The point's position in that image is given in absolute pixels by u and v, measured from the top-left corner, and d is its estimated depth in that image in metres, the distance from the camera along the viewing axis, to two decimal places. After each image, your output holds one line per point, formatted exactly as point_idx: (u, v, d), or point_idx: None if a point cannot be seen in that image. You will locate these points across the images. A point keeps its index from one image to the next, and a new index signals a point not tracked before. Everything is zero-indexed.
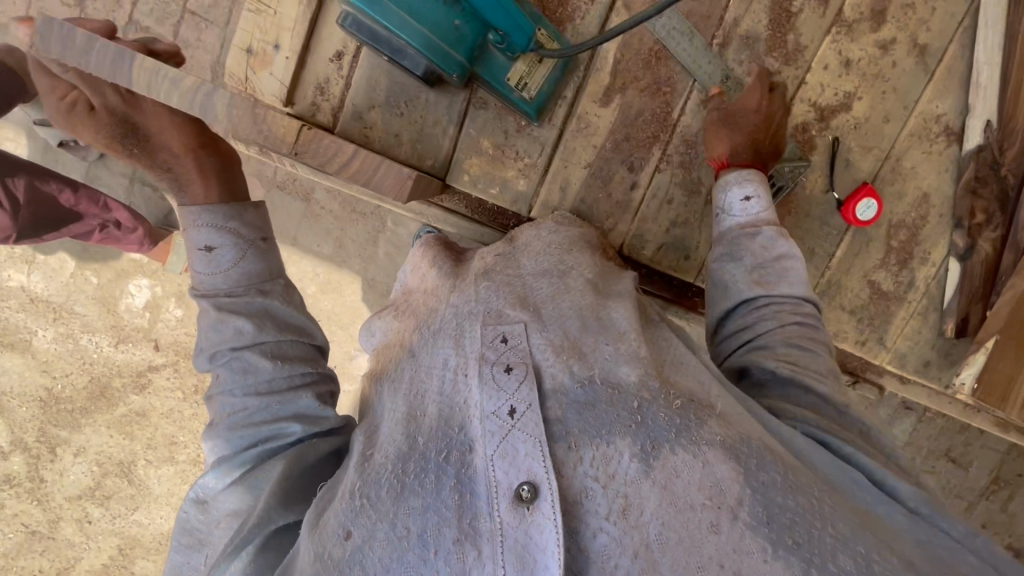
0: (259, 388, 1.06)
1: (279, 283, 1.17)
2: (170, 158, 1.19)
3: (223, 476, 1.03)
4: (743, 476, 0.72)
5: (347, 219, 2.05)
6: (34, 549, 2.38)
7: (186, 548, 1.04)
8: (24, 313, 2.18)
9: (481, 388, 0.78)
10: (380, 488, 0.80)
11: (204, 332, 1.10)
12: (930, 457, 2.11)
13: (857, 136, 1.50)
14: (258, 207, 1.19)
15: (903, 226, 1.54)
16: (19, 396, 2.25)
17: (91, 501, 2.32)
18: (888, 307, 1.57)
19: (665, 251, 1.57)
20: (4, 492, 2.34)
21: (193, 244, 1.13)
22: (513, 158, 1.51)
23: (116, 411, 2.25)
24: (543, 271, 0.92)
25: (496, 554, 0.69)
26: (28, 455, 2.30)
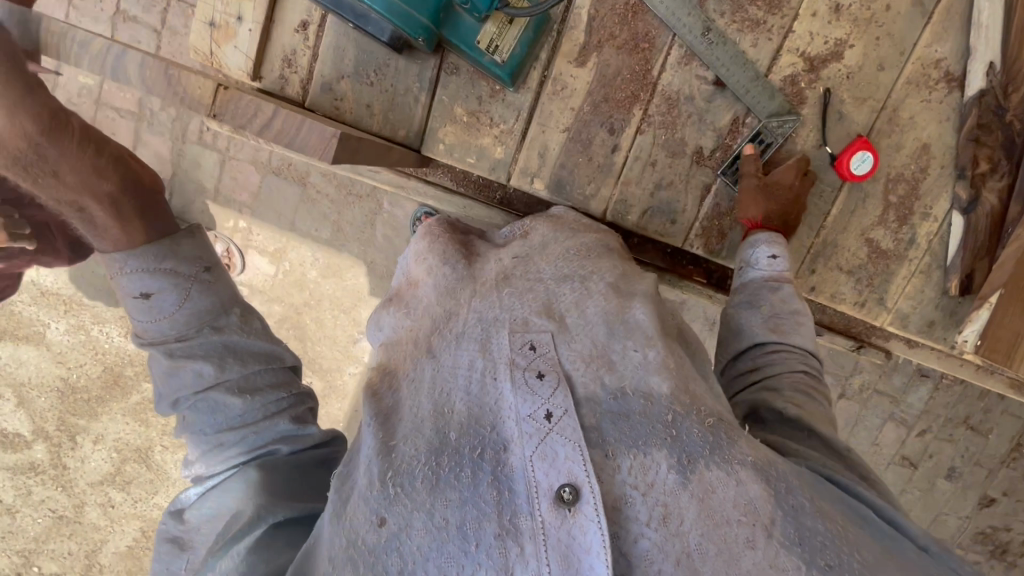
0: (230, 423, 1.11)
1: (234, 317, 1.18)
2: (86, 199, 1.17)
3: (202, 489, 1.11)
4: (774, 496, 0.76)
5: (343, 202, 2.06)
6: (63, 532, 2.44)
7: (166, 556, 1.08)
8: (37, 306, 2.23)
9: (516, 393, 0.78)
10: (413, 479, 0.79)
11: (160, 377, 1.12)
12: (948, 425, 2.16)
13: (850, 86, 1.46)
14: (196, 237, 1.22)
15: (902, 180, 1.49)
16: (38, 387, 2.31)
17: (113, 486, 2.37)
18: (888, 266, 1.53)
19: (650, 216, 1.53)
20: (31, 480, 2.40)
21: (129, 292, 1.14)
22: (488, 124, 1.50)
23: (131, 399, 2.29)
24: (564, 277, 0.90)
25: (541, 553, 0.72)
26: (50, 444, 2.36)
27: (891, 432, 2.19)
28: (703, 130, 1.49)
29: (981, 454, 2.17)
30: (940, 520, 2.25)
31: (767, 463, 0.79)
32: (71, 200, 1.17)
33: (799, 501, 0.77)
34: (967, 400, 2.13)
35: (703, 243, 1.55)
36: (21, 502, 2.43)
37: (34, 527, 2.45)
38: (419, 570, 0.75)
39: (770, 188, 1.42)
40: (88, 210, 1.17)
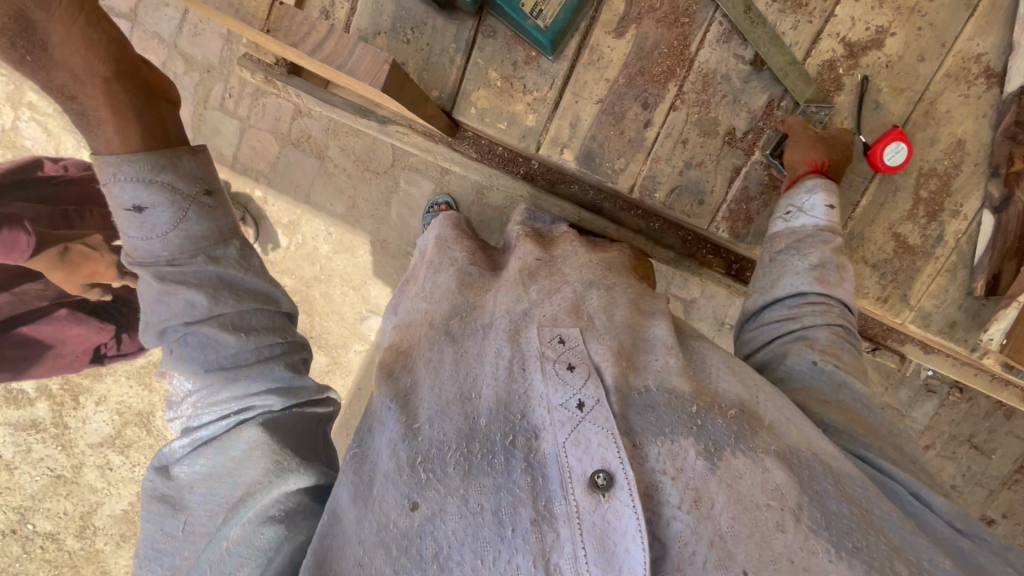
0: (222, 364, 1.05)
1: (232, 246, 1.11)
2: (75, 83, 0.99)
3: (192, 440, 1.06)
4: (800, 482, 0.82)
5: (360, 177, 2.12)
6: (59, 492, 2.47)
7: (157, 516, 1.03)
8: None
9: (547, 382, 0.86)
10: (446, 465, 0.87)
11: (150, 304, 1.05)
12: (952, 442, 2.17)
13: (888, 75, 1.58)
14: (196, 156, 1.09)
15: (934, 175, 1.61)
16: None
17: (112, 449, 2.41)
18: (914, 262, 1.65)
19: (677, 193, 1.69)
20: (32, 437, 2.43)
21: (120, 203, 1.02)
22: (522, 91, 1.69)
23: (138, 362, 2.33)
24: (589, 282, 1.02)
25: (575, 536, 0.77)
26: (53, 402, 2.39)
27: None
28: (737, 111, 1.64)
29: (983, 474, 2.18)
30: None
31: (792, 451, 0.86)
32: (60, 82, 0.99)
33: (824, 486, 0.84)
34: (973, 419, 2.14)
35: (728, 227, 1.70)
36: (20, 459, 2.45)
37: (31, 485, 2.47)
38: (454, 553, 0.82)
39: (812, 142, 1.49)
40: (82, 104, 1.01)
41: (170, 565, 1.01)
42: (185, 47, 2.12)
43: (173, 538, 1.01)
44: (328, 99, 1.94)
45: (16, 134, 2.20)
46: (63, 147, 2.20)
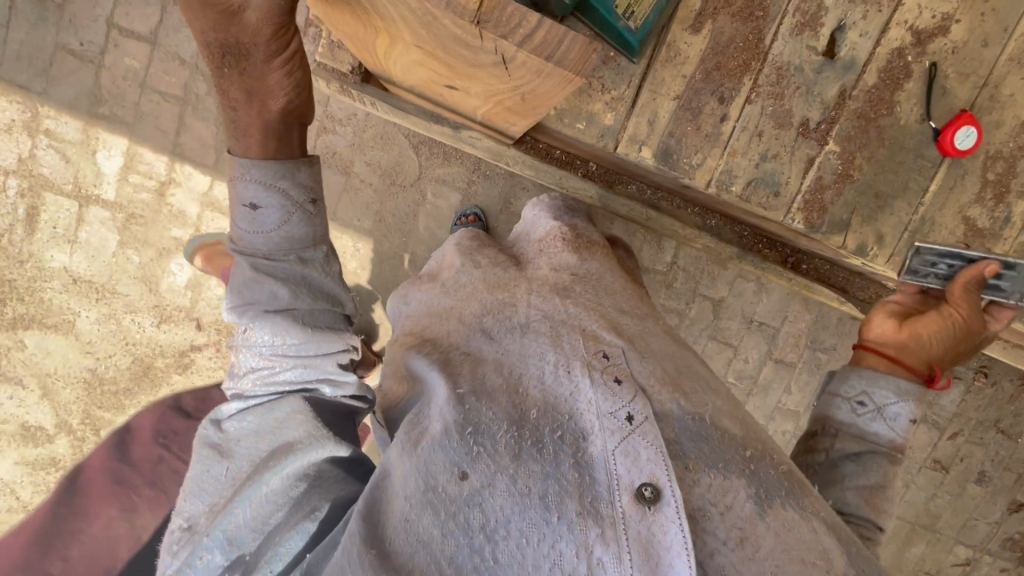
0: (286, 349, 1.18)
1: (319, 251, 1.23)
2: (253, 94, 1.04)
3: (246, 402, 1.20)
4: (847, 552, 0.87)
5: (387, 193, 2.16)
6: None
7: (207, 459, 1.16)
8: (66, 293, 2.26)
9: (596, 390, 0.91)
10: (496, 441, 0.89)
11: (239, 287, 1.18)
12: (978, 428, 2.30)
13: (954, 61, 1.61)
14: (311, 167, 1.19)
15: (1000, 158, 1.64)
16: (63, 377, 2.33)
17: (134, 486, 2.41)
18: (984, 244, 1.67)
19: (756, 186, 1.70)
20: (49, 476, 2.42)
21: (239, 198, 1.13)
22: (600, 91, 1.72)
23: (160, 392, 2.34)
24: (625, 307, 1.09)
25: (621, 541, 0.79)
26: (73, 438, 2.38)
27: (925, 434, 2.32)
28: (811, 103, 1.65)
29: (1010, 458, 2.31)
30: (969, 526, 2.39)
31: (837, 524, 0.92)
32: (234, 94, 1.05)
33: (867, 563, 0.89)
34: (996, 404, 2.27)
35: (803, 218, 1.71)
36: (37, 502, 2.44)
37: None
38: (500, 528, 0.83)
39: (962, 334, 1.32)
40: (238, 115, 1.08)
41: (209, 502, 1.12)
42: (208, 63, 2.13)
43: (218, 481, 1.13)
44: (401, 107, 1.86)
45: (34, 162, 2.18)
46: (81, 174, 2.19)
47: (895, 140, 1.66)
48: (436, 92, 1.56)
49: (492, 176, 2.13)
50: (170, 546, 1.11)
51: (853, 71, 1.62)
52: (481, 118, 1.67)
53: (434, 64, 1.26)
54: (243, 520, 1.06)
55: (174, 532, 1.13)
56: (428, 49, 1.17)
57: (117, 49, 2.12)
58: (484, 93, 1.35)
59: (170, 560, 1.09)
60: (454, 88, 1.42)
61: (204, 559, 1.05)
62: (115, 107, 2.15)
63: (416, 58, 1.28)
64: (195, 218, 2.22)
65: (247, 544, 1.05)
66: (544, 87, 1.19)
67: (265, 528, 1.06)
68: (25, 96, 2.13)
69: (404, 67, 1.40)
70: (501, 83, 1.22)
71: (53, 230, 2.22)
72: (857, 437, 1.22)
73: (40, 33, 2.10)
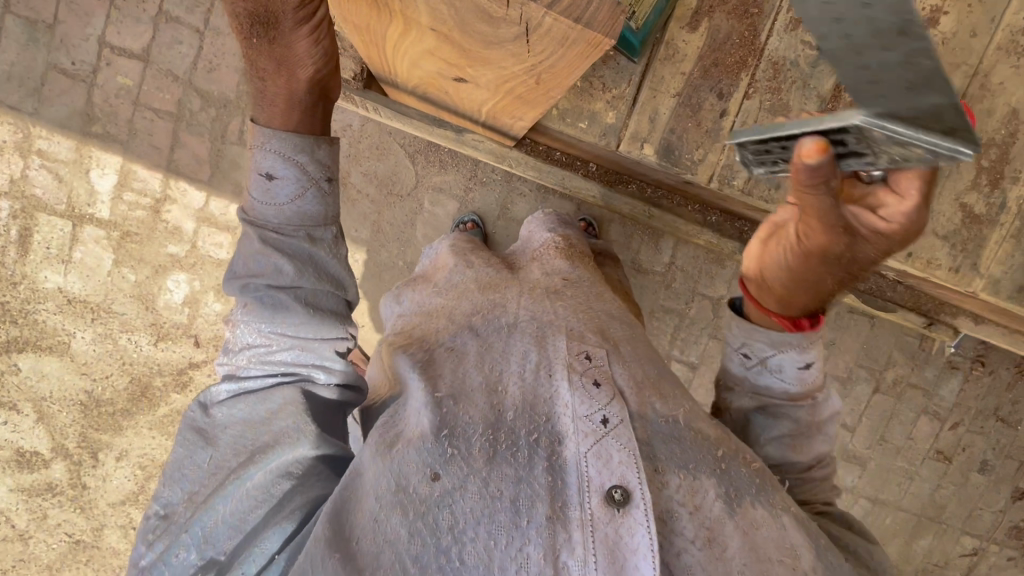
0: (285, 329, 1.03)
1: (331, 231, 1.06)
2: (283, 66, 0.95)
3: (237, 386, 1.04)
4: (813, 547, 0.88)
5: (384, 202, 2.16)
6: (80, 559, 2.44)
7: (188, 443, 1.01)
8: (62, 315, 2.29)
9: (573, 393, 0.90)
10: (471, 444, 0.86)
11: (245, 258, 1.03)
12: (978, 418, 2.28)
13: (945, 52, 1.63)
14: (332, 146, 1.04)
15: (993, 145, 1.66)
16: (59, 400, 2.34)
17: (135, 506, 2.40)
18: (980, 230, 1.69)
19: (755, 181, 1.72)
20: (48, 501, 2.41)
21: (255, 165, 0.99)
22: (602, 90, 1.72)
23: (158, 411, 2.36)
24: (614, 315, 1.09)
25: (588, 542, 0.78)
26: (70, 462, 2.38)
27: (926, 426, 2.29)
28: (808, 96, 1.66)
29: (1010, 446, 2.28)
30: (974, 516, 2.35)
31: (806, 520, 0.92)
32: (262, 64, 0.95)
33: (834, 558, 0.90)
34: (995, 392, 2.25)
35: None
36: (35, 526, 2.42)
37: (47, 553, 2.44)
38: (468, 529, 0.80)
39: (801, 258, 0.88)
40: (265, 84, 0.97)
41: (188, 490, 0.98)
42: (199, 81, 2.18)
43: (199, 470, 0.99)
44: (405, 111, 1.93)
45: (27, 183, 2.21)
46: (75, 194, 2.22)
47: None
48: (440, 91, 1.48)
49: (488, 183, 2.15)
50: (143, 535, 0.97)
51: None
52: (485, 118, 1.63)
53: (444, 49, 1.07)
54: (223, 516, 0.93)
55: (147, 519, 0.99)
56: (442, 31, 0.98)
57: (109, 67, 2.16)
58: (494, 79, 1.17)
59: (143, 550, 0.96)
60: (462, 81, 1.26)
61: (181, 553, 0.93)
62: (108, 125, 2.19)
63: (428, 45, 1.08)
64: (191, 233, 2.25)
65: (224, 542, 0.93)
66: (564, 59, 0.99)
67: (245, 527, 0.93)
68: (17, 117, 2.17)
69: (413, 60, 1.23)
70: (517, 63, 1.04)
71: (46, 250, 2.24)
72: (752, 393, 1.12)
73: (31, 54, 2.14)
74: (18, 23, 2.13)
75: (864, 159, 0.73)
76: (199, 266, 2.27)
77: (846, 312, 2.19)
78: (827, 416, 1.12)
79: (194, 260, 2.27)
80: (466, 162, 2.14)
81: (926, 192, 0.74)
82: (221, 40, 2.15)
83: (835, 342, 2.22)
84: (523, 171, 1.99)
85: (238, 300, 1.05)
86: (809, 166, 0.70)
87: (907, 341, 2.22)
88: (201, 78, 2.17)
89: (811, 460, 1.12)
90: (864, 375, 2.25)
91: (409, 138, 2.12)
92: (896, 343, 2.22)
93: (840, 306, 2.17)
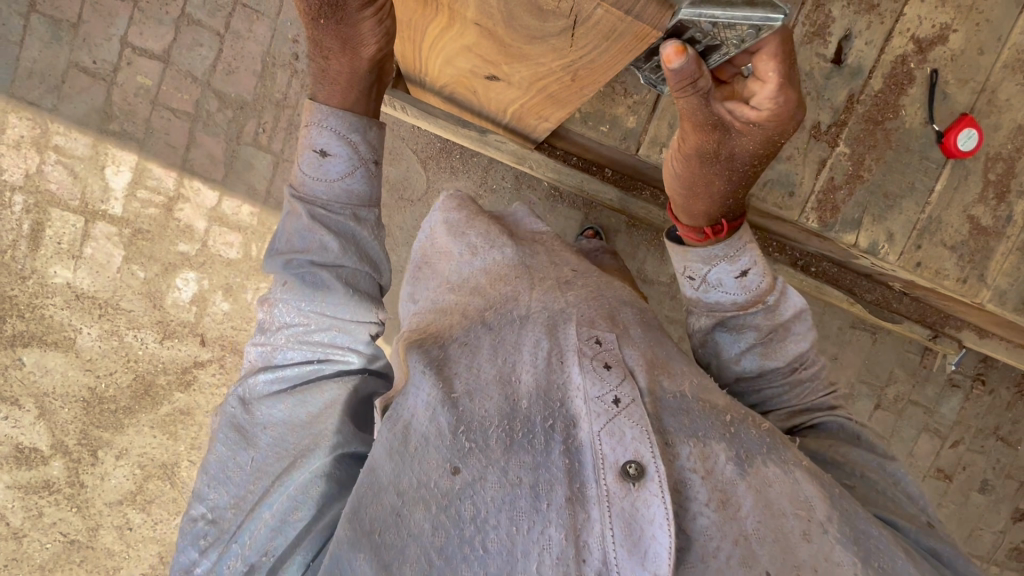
0: (324, 309, 1.04)
1: (375, 213, 1.10)
2: (347, 45, 0.97)
3: (275, 378, 1.04)
4: (829, 497, 0.85)
5: (395, 207, 2.19)
6: (73, 559, 2.40)
7: (231, 444, 1.01)
8: (69, 310, 2.29)
9: (585, 375, 0.89)
10: (488, 436, 0.86)
11: (289, 234, 1.06)
12: (979, 436, 2.29)
13: (953, 68, 1.68)
14: (381, 130, 1.09)
15: (1000, 159, 1.71)
16: (61, 397, 2.33)
17: (132, 506, 2.38)
18: (988, 242, 1.72)
19: (771, 187, 1.75)
20: (43, 499, 2.37)
21: (309, 142, 1.04)
22: (622, 95, 1.77)
23: (160, 410, 2.35)
24: (629, 301, 1.09)
25: (606, 517, 0.78)
26: (69, 460, 2.36)
27: (926, 444, 2.29)
28: (822, 107, 1.71)
29: (1011, 465, 2.30)
30: (975, 536, 2.33)
31: (818, 470, 0.89)
32: (328, 44, 0.97)
33: (850, 506, 0.86)
34: (996, 411, 2.28)
35: (816, 217, 1.75)
36: (29, 525, 2.38)
37: (39, 553, 2.40)
38: (491, 518, 0.80)
39: (690, 160, 0.98)
40: (328, 63, 1.00)
41: (235, 494, 0.98)
42: (218, 84, 2.22)
43: (243, 471, 0.99)
44: (431, 112, 1.92)
45: (41, 178, 2.23)
46: (89, 189, 2.24)
47: (901, 142, 1.72)
48: (468, 92, 1.55)
49: (498, 190, 2.19)
50: (193, 540, 0.98)
51: (860, 76, 1.69)
52: (509, 120, 1.70)
53: (485, 46, 1.13)
54: (269, 521, 0.93)
55: (196, 524, 0.99)
56: (486, 26, 1.04)
57: (130, 67, 2.20)
58: (530, 76, 1.22)
59: (195, 555, 0.97)
60: (495, 79, 1.32)
61: (232, 558, 0.93)
62: (126, 124, 2.22)
63: (469, 41, 1.14)
64: (202, 232, 2.28)
65: (268, 548, 0.92)
66: (606, 55, 1.02)
67: (287, 533, 0.92)
68: (35, 113, 2.19)
69: (448, 57, 1.29)
70: (557, 59, 1.08)
71: (57, 245, 2.25)
72: (708, 310, 1.08)
73: (54, 52, 2.18)
74: (42, 22, 2.17)
75: (720, 53, 0.85)
76: (209, 265, 2.29)
77: (849, 327, 2.21)
78: (791, 316, 1.07)
79: (204, 259, 2.28)
80: (477, 169, 2.19)
81: (783, 74, 0.85)
82: (241, 43, 2.20)
83: (839, 357, 2.23)
84: (543, 173, 2.02)
85: (279, 277, 1.08)
86: (675, 69, 0.83)
87: (908, 357, 2.24)
88: (220, 81, 2.22)
89: (789, 363, 1.07)
90: (867, 390, 2.25)
91: (421, 144, 2.17)
92: (898, 361, 2.25)
93: (843, 320, 2.20)
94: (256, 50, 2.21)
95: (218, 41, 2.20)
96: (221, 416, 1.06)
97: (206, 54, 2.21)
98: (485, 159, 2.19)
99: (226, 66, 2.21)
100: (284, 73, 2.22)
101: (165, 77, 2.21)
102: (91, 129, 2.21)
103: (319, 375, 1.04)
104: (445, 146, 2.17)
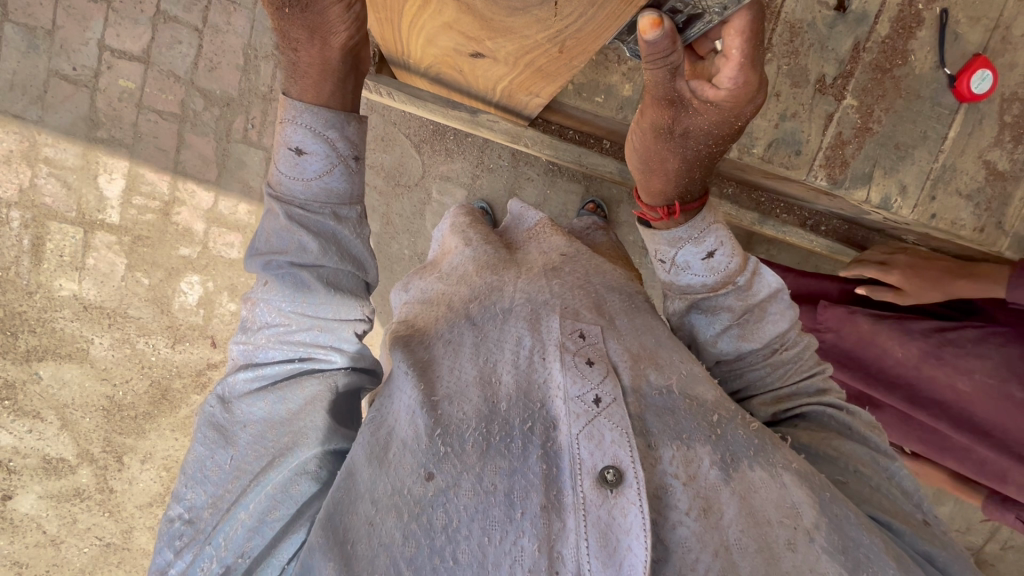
0: (304, 309, 1.02)
1: (357, 210, 1.07)
2: (318, 32, 0.89)
3: (254, 376, 1.03)
4: (818, 502, 0.81)
5: (391, 194, 2.13)
6: (111, 561, 2.50)
7: (209, 443, 1.01)
8: (79, 321, 2.32)
9: (565, 373, 0.85)
10: (464, 442, 0.83)
11: (268, 234, 1.04)
12: None
13: (965, 6, 1.55)
14: (361, 124, 1.04)
15: (1016, 100, 1.60)
16: (81, 407, 2.39)
17: (163, 506, 2.47)
18: (1005, 187, 1.63)
19: (777, 146, 1.65)
20: (77, 506, 2.46)
21: (284, 140, 1.00)
22: (616, 63, 1.71)
23: (179, 413, 2.40)
24: (615, 286, 1.03)
25: (580, 527, 0.75)
26: (96, 467, 2.44)
27: None
28: (826, 58, 1.59)
29: None
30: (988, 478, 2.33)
31: (810, 472, 0.85)
32: (295, 34, 0.90)
33: (842, 510, 0.81)
34: None
35: (825, 174, 1.65)
36: (66, 531, 2.48)
37: (79, 557, 2.50)
38: (463, 528, 0.78)
39: (647, 136, 0.91)
40: (298, 55, 0.93)
41: (212, 493, 0.98)
42: (201, 82, 2.16)
43: (221, 470, 0.98)
44: (417, 93, 1.83)
45: (35, 192, 2.22)
46: (85, 201, 2.23)
47: (912, 89, 1.60)
48: (454, 72, 1.48)
49: (495, 169, 2.13)
50: (169, 541, 0.97)
51: (866, 23, 1.56)
52: (499, 98, 1.62)
53: (465, 20, 1.06)
54: (246, 520, 0.93)
55: (172, 524, 0.98)
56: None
57: (110, 71, 2.15)
58: (514, 51, 1.16)
59: (170, 556, 0.96)
60: (480, 56, 1.25)
61: (207, 560, 0.93)
62: (113, 130, 2.18)
63: (448, 16, 1.07)
64: (201, 235, 2.27)
65: (244, 549, 0.93)
66: (594, 23, 0.95)
67: (263, 534, 0.93)
68: (21, 126, 2.16)
69: (429, 36, 1.22)
70: (542, 30, 1.01)
71: (59, 258, 2.26)
72: (681, 294, 1.03)
73: (32, 61, 2.13)
74: (16, 31, 2.11)
75: (703, 22, 0.77)
76: (212, 267, 2.29)
77: None
78: (766, 297, 1.01)
79: (206, 262, 2.28)
80: (473, 149, 2.12)
81: (748, 53, 0.76)
82: (220, 37, 2.13)
83: None
84: (540, 150, 1.96)
85: (260, 277, 1.06)
86: (648, 43, 0.72)
87: None
88: (203, 77, 2.16)
89: (767, 345, 1.02)
90: None
91: (413, 128, 2.10)
92: None
93: None
94: (234, 41, 2.14)
95: (195, 37, 2.13)
96: (200, 415, 1.05)
97: (181, 53, 2.14)
98: (480, 139, 2.12)
99: (206, 62, 2.15)
100: (268, 64, 2.16)
101: (145, 76, 2.16)
102: (77, 138, 2.18)
103: (297, 374, 1.03)
104: (438, 128, 2.10)
